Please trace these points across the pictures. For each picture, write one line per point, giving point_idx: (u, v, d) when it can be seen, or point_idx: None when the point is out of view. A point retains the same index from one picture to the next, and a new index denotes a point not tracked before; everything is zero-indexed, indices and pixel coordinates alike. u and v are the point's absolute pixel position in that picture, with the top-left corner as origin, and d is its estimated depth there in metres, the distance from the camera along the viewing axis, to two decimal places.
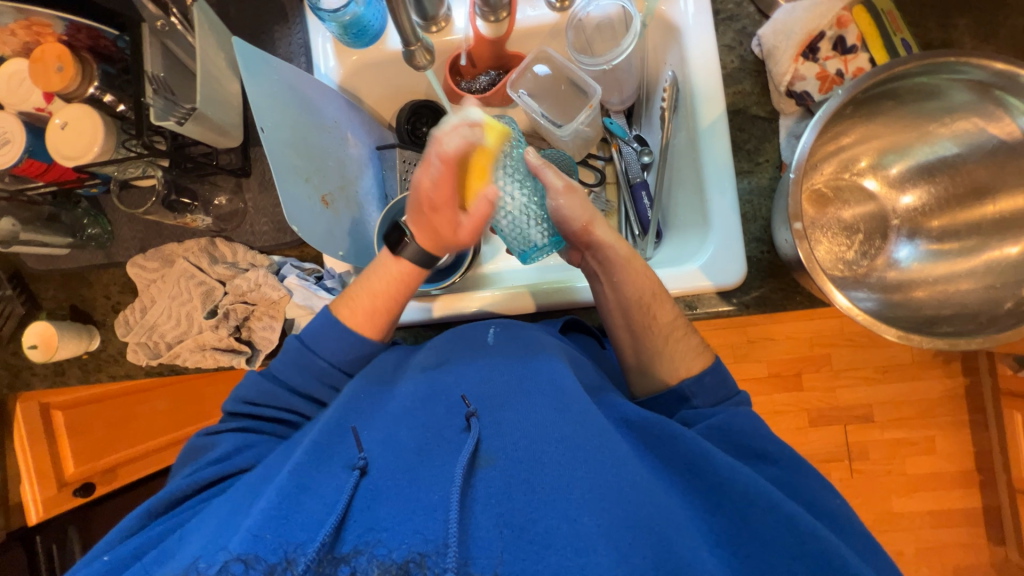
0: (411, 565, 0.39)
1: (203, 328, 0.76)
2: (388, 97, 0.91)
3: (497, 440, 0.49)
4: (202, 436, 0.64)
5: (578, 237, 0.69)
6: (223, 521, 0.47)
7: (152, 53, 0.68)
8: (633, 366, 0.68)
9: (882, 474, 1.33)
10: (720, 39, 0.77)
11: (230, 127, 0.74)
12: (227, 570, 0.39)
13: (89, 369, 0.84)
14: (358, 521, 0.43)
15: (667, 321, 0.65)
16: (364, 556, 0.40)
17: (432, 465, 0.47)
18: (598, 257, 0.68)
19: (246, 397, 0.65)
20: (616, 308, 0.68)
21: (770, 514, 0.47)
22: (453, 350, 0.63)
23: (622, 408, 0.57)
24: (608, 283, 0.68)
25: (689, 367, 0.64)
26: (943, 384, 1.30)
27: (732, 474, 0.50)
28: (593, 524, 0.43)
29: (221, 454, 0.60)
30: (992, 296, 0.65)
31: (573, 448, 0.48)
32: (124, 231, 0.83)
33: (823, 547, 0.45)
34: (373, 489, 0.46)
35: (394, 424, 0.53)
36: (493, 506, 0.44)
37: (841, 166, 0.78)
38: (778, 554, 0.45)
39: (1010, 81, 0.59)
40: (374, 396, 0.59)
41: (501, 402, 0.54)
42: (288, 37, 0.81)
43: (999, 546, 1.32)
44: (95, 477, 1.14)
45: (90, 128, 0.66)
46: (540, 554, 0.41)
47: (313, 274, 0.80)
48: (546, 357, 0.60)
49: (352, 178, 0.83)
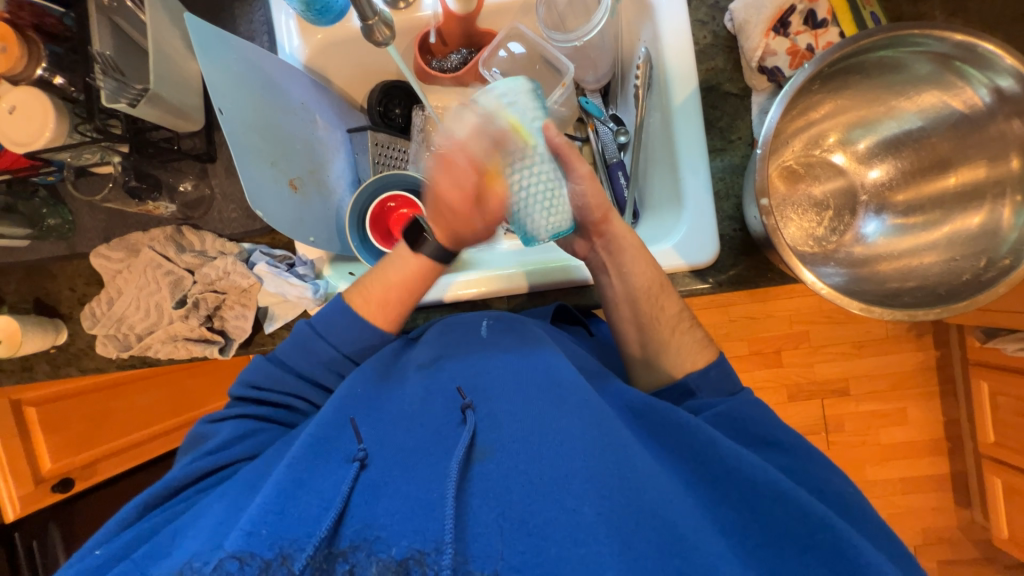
0: (410, 561, 0.40)
1: (173, 318, 0.75)
2: (357, 78, 0.89)
3: (492, 432, 0.49)
4: (202, 423, 0.63)
5: (595, 228, 0.67)
6: (222, 515, 0.47)
7: (100, 31, 0.64)
8: (636, 356, 0.69)
9: (856, 444, 1.37)
10: (693, 14, 0.75)
11: (188, 109, 0.72)
12: (221, 568, 0.40)
13: (59, 363, 0.82)
14: (356, 515, 0.44)
15: (673, 313, 0.67)
16: (363, 551, 0.41)
17: (428, 461, 0.48)
18: (610, 246, 0.68)
19: (253, 380, 0.65)
20: (624, 296, 0.68)
21: (776, 502, 0.49)
22: (450, 343, 0.63)
23: (627, 396, 0.58)
24: (614, 274, 0.68)
25: (695, 362, 0.64)
26: (916, 356, 1.35)
27: (737, 462, 0.51)
28: (593, 513, 0.43)
29: (219, 442, 0.60)
30: (954, 268, 0.66)
31: (569, 438, 0.48)
32: (86, 220, 0.80)
33: (839, 540, 0.46)
34: (372, 485, 0.46)
35: (394, 420, 0.53)
36: (492, 501, 0.44)
37: (810, 142, 0.78)
38: (788, 545, 0.47)
39: (968, 52, 0.59)
40: (377, 387, 0.59)
41: (497, 394, 0.54)
42: (248, 14, 0.78)
43: (965, 509, 1.38)
44: (74, 472, 1.11)
45: (39, 111, 0.62)
46: (538, 545, 0.41)
47: (284, 262, 0.78)
48: (542, 350, 0.59)
49: (322, 162, 0.81)
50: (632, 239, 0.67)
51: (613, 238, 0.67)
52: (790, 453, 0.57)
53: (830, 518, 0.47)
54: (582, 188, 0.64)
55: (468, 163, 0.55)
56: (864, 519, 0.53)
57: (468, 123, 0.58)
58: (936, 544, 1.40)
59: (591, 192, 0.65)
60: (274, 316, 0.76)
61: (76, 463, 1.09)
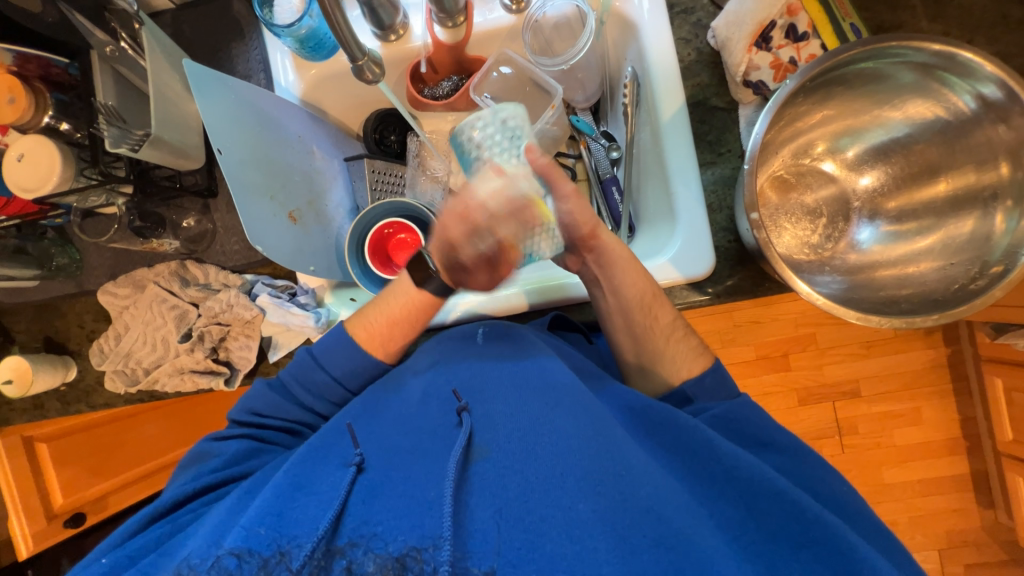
0: (408, 559, 0.39)
1: (179, 352, 0.76)
2: (352, 108, 0.91)
3: (488, 433, 0.49)
4: (208, 441, 0.63)
5: (583, 241, 0.67)
6: (218, 519, 0.47)
7: (103, 80, 0.68)
8: (635, 367, 0.69)
9: (871, 447, 1.35)
10: (677, 32, 0.77)
11: (190, 148, 0.74)
12: (219, 565, 0.40)
13: (69, 400, 0.84)
14: (355, 514, 0.43)
15: (668, 323, 0.67)
16: (360, 548, 0.40)
17: (424, 460, 0.48)
18: (600, 260, 0.68)
19: (253, 407, 0.65)
20: (617, 313, 0.69)
21: (774, 500, 0.48)
22: (447, 350, 0.63)
23: (626, 397, 0.58)
24: (608, 292, 0.68)
25: (690, 369, 0.65)
26: (926, 354, 1.33)
27: (735, 462, 0.51)
28: (588, 509, 0.43)
29: (223, 460, 0.60)
30: (949, 273, 0.67)
31: (564, 438, 0.48)
32: (93, 258, 0.81)
33: (834, 536, 0.45)
34: (371, 485, 0.46)
35: (392, 424, 0.54)
36: (490, 499, 0.44)
37: (800, 152, 0.79)
38: (785, 547, 0.46)
39: (950, 61, 0.61)
40: (376, 396, 0.60)
41: (492, 395, 0.54)
42: (245, 53, 0.80)
43: (988, 509, 1.35)
44: (86, 506, 1.12)
45: (46, 158, 0.65)
46: (535, 542, 0.41)
47: (286, 291, 0.80)
48: (535, 354, 0.59)
49: (321, 191, 0.83)
50: (624, 256, 0.67)
51: (603, 251, 0.67)
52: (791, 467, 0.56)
53: (827, 517, 0.47)
54: (567, 210, 0.64)
55: (484, 225, 0.51)
56: (868, 528, 0.52)
57: (494, 186, 0.52)
58: (961, 547, 1.36)
59: (579, 212, 0.64)
60: (278, 346, 0.77)
61: (85, 498, 1.11)
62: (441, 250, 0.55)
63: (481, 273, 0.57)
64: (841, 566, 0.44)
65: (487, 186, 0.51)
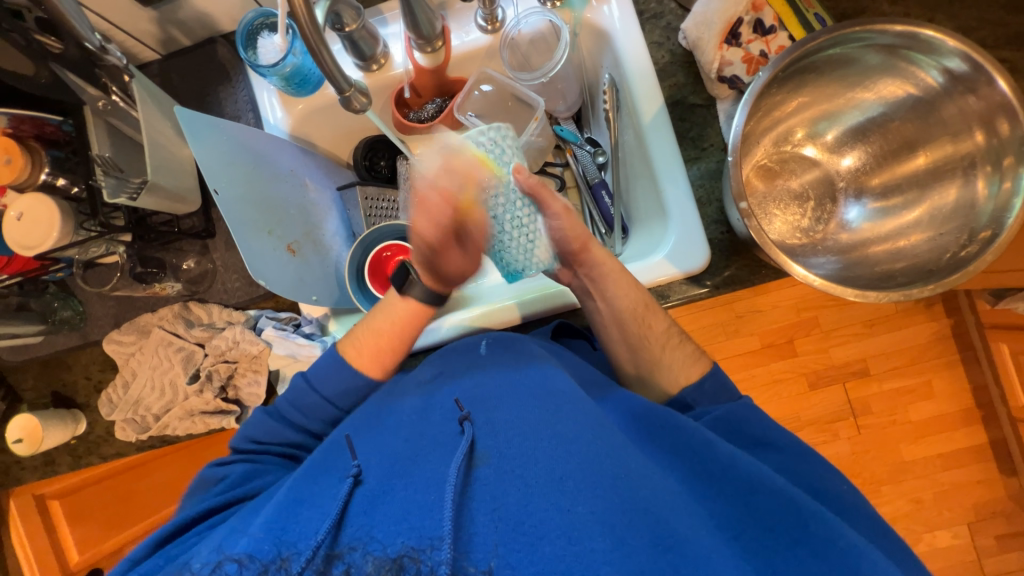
0: (405, 560, 0.37)
1: (188, 394, 0.77)
2: (341, 138, 0.94)
3: (491, 440, 0.49)
4: (213, 467, 0.63)
5: (574, 255, 0.68)
6: (222, 535, 0.47)
7: (97, 133, 0.69)
8: (632, 374, 0.70)
9: (887, 425, 1.34)
10: (649, 37, 0.80)
11: (186, 192, 0.76)
12: (221, 569, 0.40)
13: (79, 453, 0.83)
14: (355, 522, 0.43)
15: (658, 325, 0.67)
16: (358, 552, 0.40)
17: (424, 467, 0.47)
18: (590, 271, 0.69)
19: (252, 435, 0.65)
20: (610, 322, 0.69)
21: (773, 498, 0.48)
22: (450, 362, 0.63)
23: (629, 403, 0.58)
24: (599, 299, 0.69)
25: (688, 375, 0.65)
26: (931, 327, 1.33)
27: (733, 460, 0.51)
28: (588, 511, 0.43)
29: (230, 483, 0.60)
30: (939, 245, 0.68)
31: (563, 441, 0.48)
32: (96, 308, 0.81)
33: (829, 530, 0.46)
34: (372, 495, 0.46)
35: (393, 431, 0.54)
36: (489, 502, 0.43)
37: (780, 140, 0.81)
38: (781, 540, 0.46)
39: (912, 39, 0.63)
40: (377, 407, 0.59)
41: (493, 403, 0.54)
42: (232, 95, 0.82)
43: (1012, 478, 1.33)
44: (104, 560, 1.10)
45: (46, 215, 0.65)
46: (534, 544, 0.41)
47: (291, 322, 0.82)
48: (538, 364, 0.59)
49: (316, 223, 0.84)
50: (610, 262, 0.68)
51: (590, 260, 0.68)
52: (797, 453, 0.57)
53: (822, 509, 0.47)
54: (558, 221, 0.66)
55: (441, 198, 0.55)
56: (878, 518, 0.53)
57: (437, 162, 0.59)
58: (988, 518, 1.33)
59: (570, 225, 0.66)
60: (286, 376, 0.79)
61: (102, 552, 1.09)
62: (418, 244, 0.59)
63: (452, 248, 0.60)
64: (836, 555, 0.44)
65: (438, 170, 0.58)
